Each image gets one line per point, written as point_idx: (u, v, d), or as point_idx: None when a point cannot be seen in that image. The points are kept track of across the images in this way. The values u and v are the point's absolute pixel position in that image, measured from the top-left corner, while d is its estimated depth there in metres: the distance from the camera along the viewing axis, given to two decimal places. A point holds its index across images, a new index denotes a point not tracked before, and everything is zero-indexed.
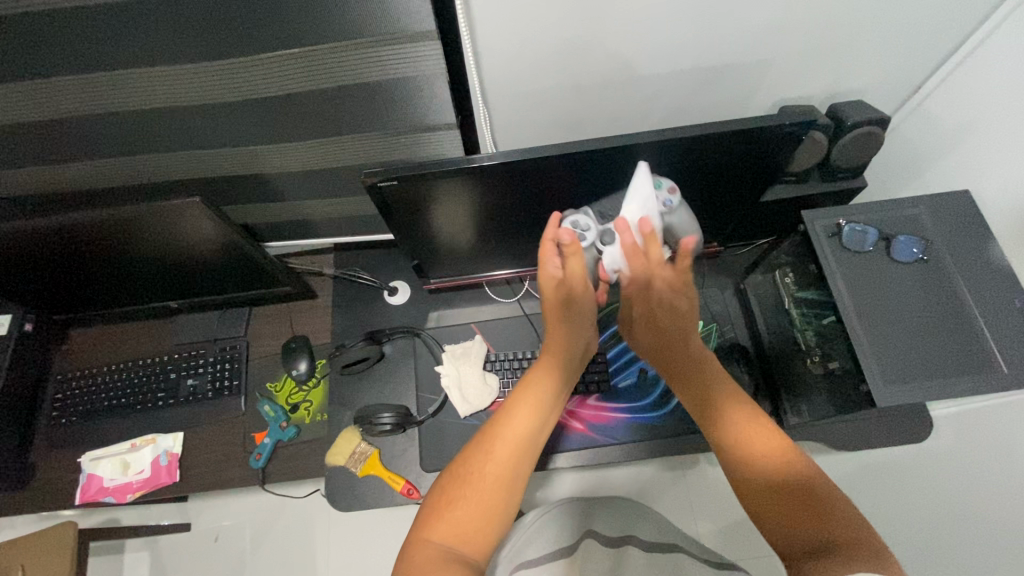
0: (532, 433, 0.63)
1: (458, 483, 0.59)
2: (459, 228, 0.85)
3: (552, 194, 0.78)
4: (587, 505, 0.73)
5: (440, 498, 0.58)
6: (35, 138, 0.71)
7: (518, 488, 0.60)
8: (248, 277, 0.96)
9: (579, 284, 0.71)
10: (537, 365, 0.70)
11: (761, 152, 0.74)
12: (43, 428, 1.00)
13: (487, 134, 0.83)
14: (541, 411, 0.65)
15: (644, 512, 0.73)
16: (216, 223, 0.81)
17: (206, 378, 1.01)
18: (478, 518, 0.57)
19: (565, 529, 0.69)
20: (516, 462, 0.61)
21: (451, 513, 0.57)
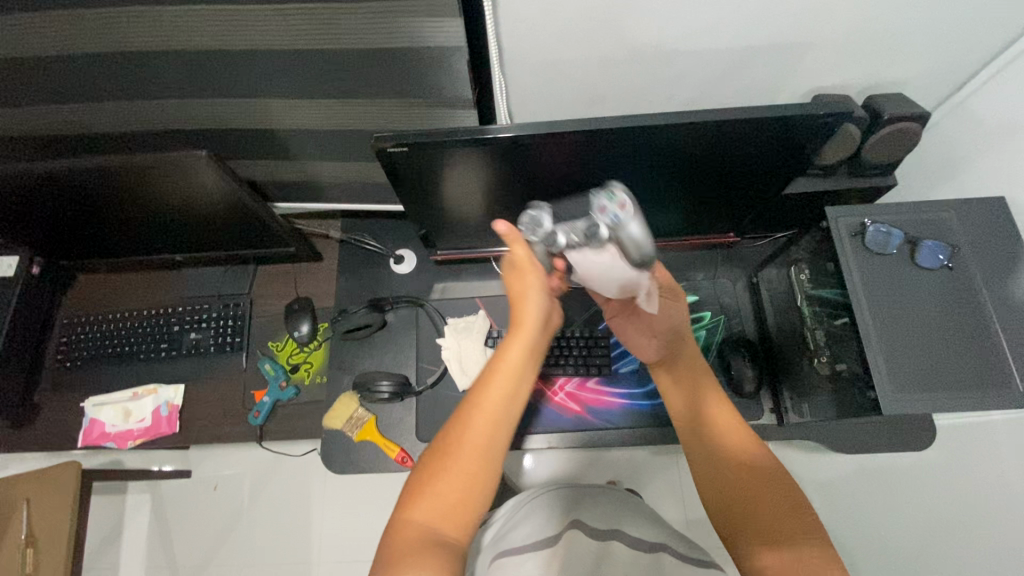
0: (508, 399, 0.60)
1: (438, 456, 0.58)
2: (468, 200, 0.83)
3: (567, 174, 0.76)
4: (570, 494, 0.74)
5: (421, 476, 0.58)
6: (40, 74, 0.69)
7: (497, 457, 0.59)
8: (255, 235, 0.95)
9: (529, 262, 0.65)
10: (510, 335, 0.63)
11: (787, 142, 0.71)
12: (49, 369, 1.02)
13: (503, 103, 0.75)
14: (517, 387, 0.62)
15: (631, 507, 0.74)
16: (222, 178, 0.79)
17: (209, 333, 1.01)
18: (460, 493, 0.57)
19: (550, 515, 0.69)
20: (492, 433, 0.59)
21: (434, 492, 0.57)
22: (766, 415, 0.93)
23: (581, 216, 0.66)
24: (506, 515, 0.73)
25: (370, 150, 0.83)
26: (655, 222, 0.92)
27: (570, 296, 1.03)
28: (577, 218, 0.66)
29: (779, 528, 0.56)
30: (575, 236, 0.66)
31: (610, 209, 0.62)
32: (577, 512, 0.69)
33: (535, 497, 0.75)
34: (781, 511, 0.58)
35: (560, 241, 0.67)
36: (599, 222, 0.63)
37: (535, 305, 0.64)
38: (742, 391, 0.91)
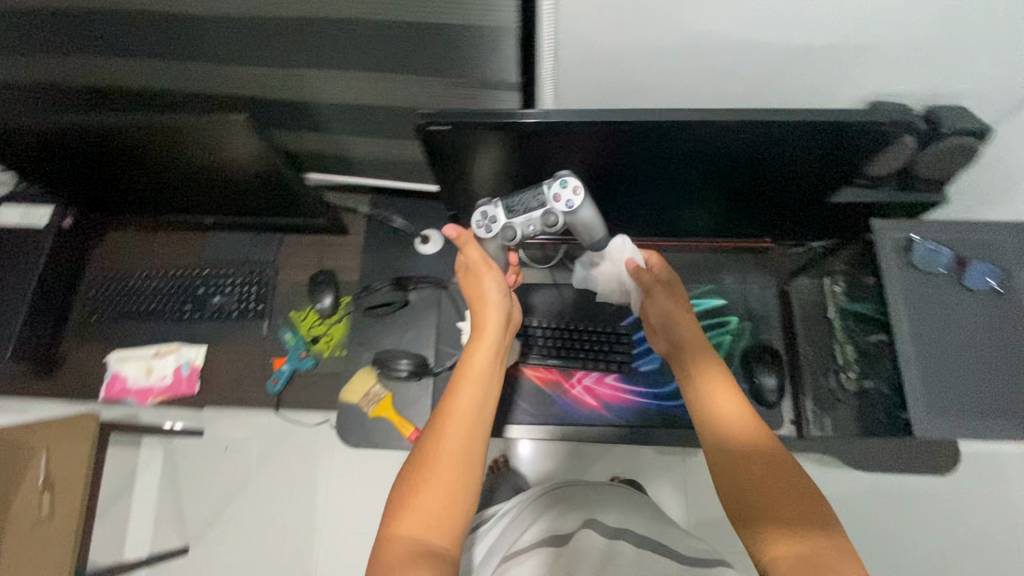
0: (478, 403, 0.64)
1: (419, 468, 0.60)
2: (501, 184, 0.82)
3: (607, 163, 0.76)
4: (571, 496, 0.75)
5: (404, 490, 0.59)
6: (55, 27, 0.63)
7: (477, 458, 0.62)
8: (284, 203, 0.94)
9: (483, 267, 0.72)
10: (473, 341, 0.68)
11: (839, 147, 0.69)
12: (75, 321, 1.03)
13: (547, 64, 0.69)
14: (485, 389, 0.65)
15: (633, 505, 0.74)
16: (257, 143, 0.79)
17: (233, 298, 1.01)
18: (444, 501, 0.58)
19: (558, 516, 0.70)
20: (468, 436, 0.62)
21: (418, 503, 0.58)
22: (786, 427, 0.90)
23: (532, 206, 0.68)
24: (515, 520, 0.74)
25: (407, 128, 0.81)
26: (691, 220, 0.89)
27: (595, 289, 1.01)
28: (529, 208, 0.68)
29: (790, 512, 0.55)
30: (533, 226, 0.68)
31: (564, 195, 0.66)
32: (583, 511, 0.70)
33: (536, 500, 0.76)
34: (785, 502, 0.56)
35: (516, 231, 0.69)
36: (554, 209, 0.66)
37: (493, 306, 0.70)
38: (766, 400, 0.89)
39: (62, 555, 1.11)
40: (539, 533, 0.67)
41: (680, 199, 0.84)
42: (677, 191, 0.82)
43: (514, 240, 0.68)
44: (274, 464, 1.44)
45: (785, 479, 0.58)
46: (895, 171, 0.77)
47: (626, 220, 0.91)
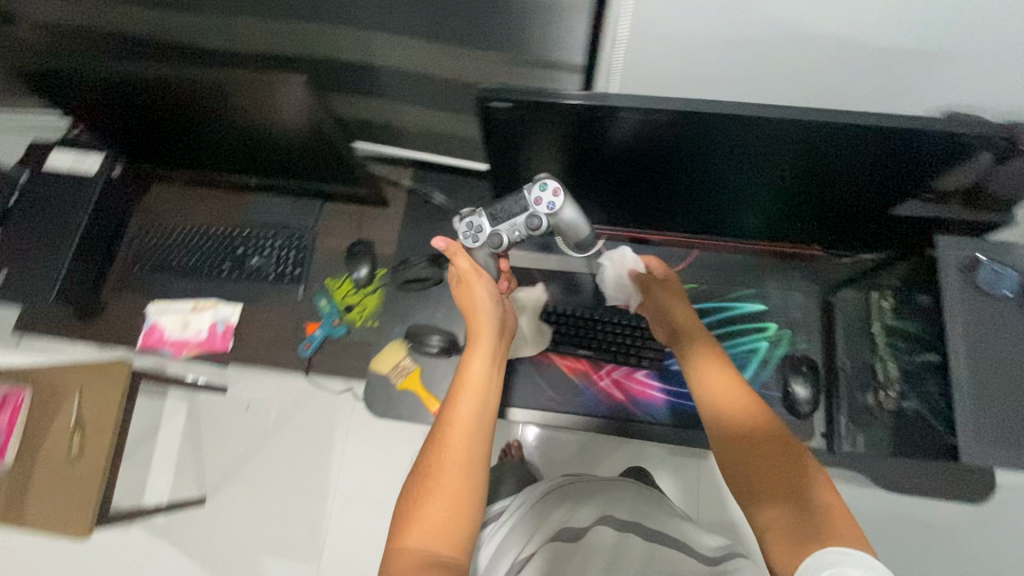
0: (476, 411, 0.66)
1: (422, 479, 0.62)
2: (551, 167, 0.81)
3: (664, 156, 0.75)
4: (580, 491, 0.78)
5: (410, 502, 0.61)
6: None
7: (479, 463, 0.63)
8: (329, 169, 0.94)
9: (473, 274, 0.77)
10: (469, 350, 0.72)
11: (912, 155, 0.66)
12: (118, 270, 1.05)
13: (619, 47, 0.68)
14: (483, 397, 0.68)
15: (639, 500, 0.77)
16: (310, 101, 0.79)
17: (272, 260, 1.03)
18: (449, 510, 0.60)
19: (572, 511, 0.72)
20: (468, 443, 0.64)
21: (422, 515, 0.59)
22: (817, 440, 0.88)
23: (516, 213, 0.77)
24: (527, 511, 0.76)
25: (461, 102, 0.80)
26: (743, 221, 0.87)
27: None
28: (514, 215, 0.77)
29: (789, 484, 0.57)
30: (519, 229, 0.77)
31: (545, 198, 0.75)
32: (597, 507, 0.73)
33: (543, 489, 0.79)
34: (789, 474, 0.57)
35: (503, 236, 0.78)
36: (538, 212, 0.75)
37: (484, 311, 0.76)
38: (798, 411, 0.87)
39: (90, 495, 1.15)
40: (543, 525, 0.71)
41: (733, 198, 0.82)
42: (733, 190, 0.80)
43: (501, 243, 0.77)
44: (294, 425, 1.47)
45: (790, 454, 0.59)
46: (964, 192, 0.71)
47: (676, 215, 0.89)
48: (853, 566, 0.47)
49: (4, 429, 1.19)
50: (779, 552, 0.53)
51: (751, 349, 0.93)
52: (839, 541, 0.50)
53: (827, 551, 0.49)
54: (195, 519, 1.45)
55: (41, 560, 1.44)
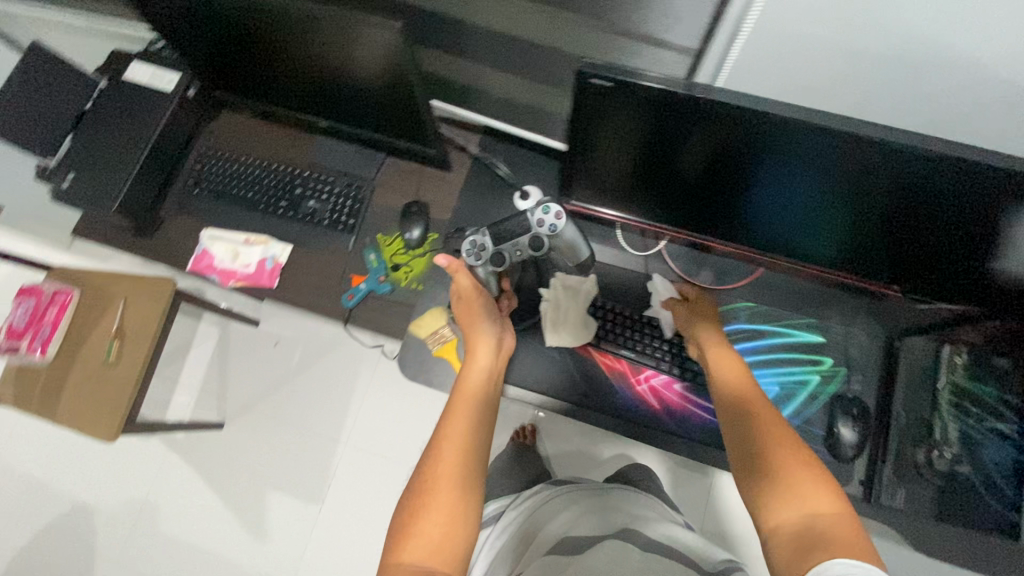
0: (471, 426, 0.71)
1: (418, 495, 0.63)
2: (626, 157, 0.78)
3: (748, 161, 0.70)
4: (590, 506, 0.78)
5: (406, 518, 0.62)
6: None
7: (474, 474, 0.66)
8: (397, 121, 0.91)
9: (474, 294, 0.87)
10: (465, 372, 0.79)
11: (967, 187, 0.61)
12: (176, 191, 1.06)
13: (742, 42, 0.63)
14: (473, 408, 0.73)
15: (626, 507, 0.78)
16: (393, 51, 0.75)
17: (327, 206, 1.02)
18: (446, 524, 0.60)
19: (581, 526, 0.73)
20: (464, 454, 0.67)
21: (419, 531, 0.60)
22: (853, 485, 0.85)
23: (518, 234, 0.83)
24: (536, 525, 0.77)
25: (551, 73, 0.76)
26: (821, 248, 0.82)
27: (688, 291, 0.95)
28: (517, 236, 0.83)
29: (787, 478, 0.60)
30: (522, 249, 0.83)
31: (548, 220, 0.82)
32: (605, 522, 0.73)
33: (550, 503, 0.81)
34: (790, 475, 0.60)
35: (507, 255, 0.83)
36: (541, 232, 0.83)
37: (481, 328, 0.85)
38: (840, 454, 0.84)
39: (121, 400, 1.19)
40: (530, 547, 0.72)
41: (786, 215, 0.78)
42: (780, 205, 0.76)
43: (506, 261, 0.83)
44: (318, 369, 1.51)
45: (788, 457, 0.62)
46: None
47: (749, 230, 0.84)
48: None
49: (49, 324, 1.23)
50: (789, 567, 0.53)
51: (801, 381, 0.89)
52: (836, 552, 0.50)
53: (835, 562, 0.49)
54: (211, 441, 1.50)
55: (66, 454, 1.52)
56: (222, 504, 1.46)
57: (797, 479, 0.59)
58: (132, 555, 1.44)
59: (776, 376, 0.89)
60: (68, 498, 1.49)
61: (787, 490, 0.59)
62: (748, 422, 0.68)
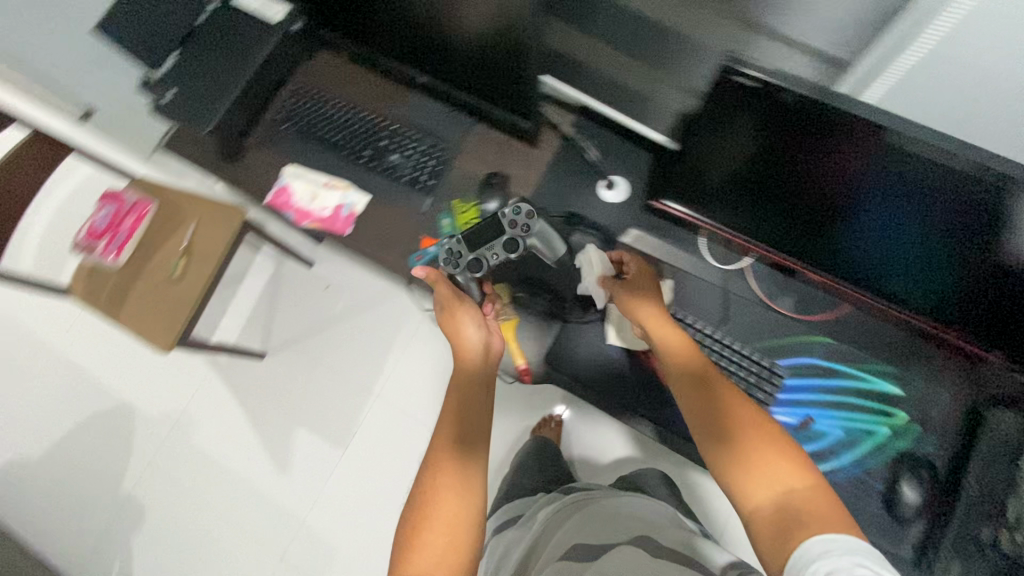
0: (464, 429, 0.70)
1: (418, 512, 0.63)
2: (731, 160, 0.74)
3: (836, 179, 0.67)
4: (600, 514, 0.75)
5: (409, 537, 0.62)
6: None
7: (470, 476, 0.65)
8: (498, 87, 0.88)
9: (455, 297, 0.82)
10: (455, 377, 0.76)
11: (948, 189, 0.60)
12: (265, 124, 1.07)
13: (926, 46, 0.55)
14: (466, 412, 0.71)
15: (643, 517, 0.75)
16: (512, 14, 0.72)
17: (409, 163, 1.01)
18: (449, 534, 0.61)
19: (589, 534, 0.70)
20: (457, 460, 0.66)
21: (422, 549, 0.60)
22: (905, 546, 0.82)
23: (493, 238, 0.82)
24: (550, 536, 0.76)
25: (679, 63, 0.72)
26: (914, 287, 0.75)
27: (764, 315, 0.90)
28: (492, 239, 0.82)
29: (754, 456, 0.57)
30: (499, 252, 0.82)
31: (521, 220, 0.82)
32: (614, 531, 0.70)
33: (566, 516, 0.79)
34: (757, 454, 0.57)
35: (484, 260, 0.82)
36: (516, 232, 0.82)
37: (468, 331, 0.80)
38: (897, 513, 0.81)
39: (179, 316, 1.24)
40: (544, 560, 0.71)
41: (812, 219, 0.74)
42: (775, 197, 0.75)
43: (483, 266, 0.81)
44: (362, 319, 1.53)
45: (751, 435, 0.58)
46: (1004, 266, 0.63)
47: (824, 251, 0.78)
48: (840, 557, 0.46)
49: (126, 231, 1.27)
50: (769, 549, 0.52)
51: (868, 430, 0.85)
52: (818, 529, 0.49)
53: (814, 542, 0.48)
54: (252, 370, 1.55)
55: (118, 355, 1.59)
56: (252, 430, 1.52)
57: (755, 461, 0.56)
58: (163, 462, 1.52)
59: (843, 421, 0.86)
60: (114, 397, 1.57)
61: (754, 469, 0.56)
62: (704, 399, 0.64)
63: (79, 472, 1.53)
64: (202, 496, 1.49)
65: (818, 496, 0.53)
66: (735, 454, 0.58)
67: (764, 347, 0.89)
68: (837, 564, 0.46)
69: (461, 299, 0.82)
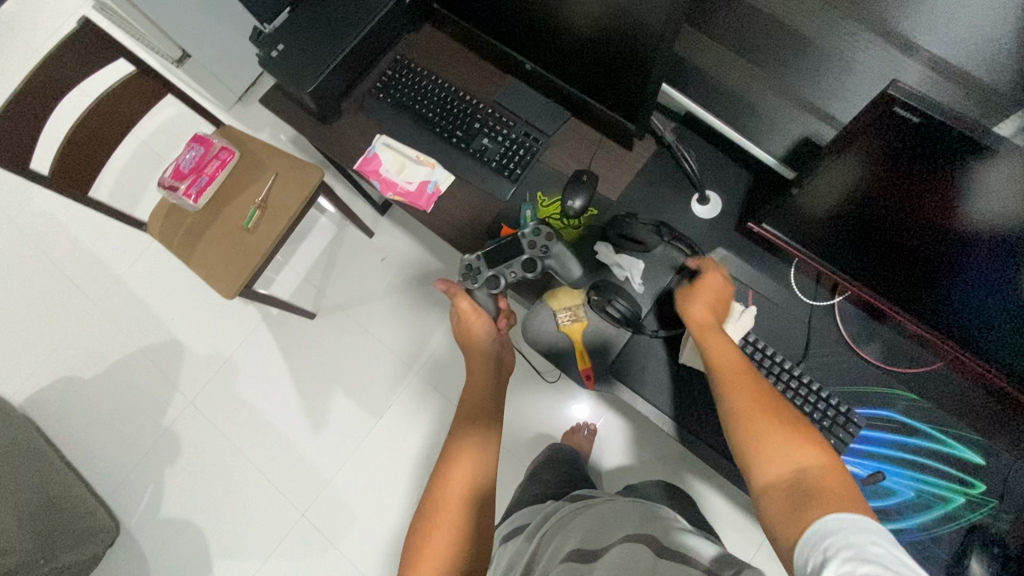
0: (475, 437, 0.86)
1: (431, 513, 0.78)
2: (842, 196, 0.70)
3: (951, 240, 0.63)
4: (592, 510, 0.74)
5: (422, 532, 0.76)
6: None
7: (472, 478, 0.80)
8: (607, 84, 0.86)
9: (473, 317, 0.94)
10: (472, 391, 0.95)
11: (933, 166, 0.57)
12: (362, 89, 1.08)
13: None
14: (480, 429, 0.88)
15: (634, 506, 0.73)
16: (647, 8, 0.69)
17: (500, 149, 1.00)
18: (455, 528, 0.75)
19: (588, 535, 0.69)
20: (464, 466, 0.82)
21: (432, 542, 0.74)
22: None
23: (510, 256, 0.88)
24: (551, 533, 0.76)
25: (824, 80, 0.68)
26: (1015, 355, 0.70)
27: (847, 358, 0.87)
28: (510, 257, 0.88)
29: (779, 447, 0.62)
30: (514, 271, 0.88)
31: (537, 242, 0.87)
32: (610, 528, 0.68)
33: (562, 516, 0.78)
34: (782, 445, 0.62)
35: (501, 276, 0.89)
36: (532, 253, 0.87)
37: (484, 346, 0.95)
38: None
39: (245, 267, 1.27)
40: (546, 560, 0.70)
41: (918, 269, 0.71)
42: (800, 191, 0.74)
43: (500, 283, 0.88)
44: (415, 295, 1.54)
45: (777, 427, 0.64)
46: (1015, 240, 0.57)
47: (895, 282, 0.76)
48: (854, 532, 0.50)
49: (207, 175, 1.29)
50: (780, 518, 0.57)
51: (942, 496, 0.81)
52: (832, 509, 0.54)
53: (830, 520, 0.52)
54: (301, 327, 1.58)
55: (176, 293, 1.65)
56: (291, 385, 1.55)
57: (767, 441, 0.63)
58: (203, 402, 1.57)
59: (917, 482, 0.82)
60: (168, 331, 1.63)
61: (773, 454, 0.62)
62: (738, 395, 0.69)
63: (124, 398, 1.60)
64: (235, 440, 1.54)
65: (833, 474, 0.58)
66: (764, 442, 0.64)
67: (845, 391, 0.86)
68: (850, 539, 0.50)
69: (479, 315, 0.94)
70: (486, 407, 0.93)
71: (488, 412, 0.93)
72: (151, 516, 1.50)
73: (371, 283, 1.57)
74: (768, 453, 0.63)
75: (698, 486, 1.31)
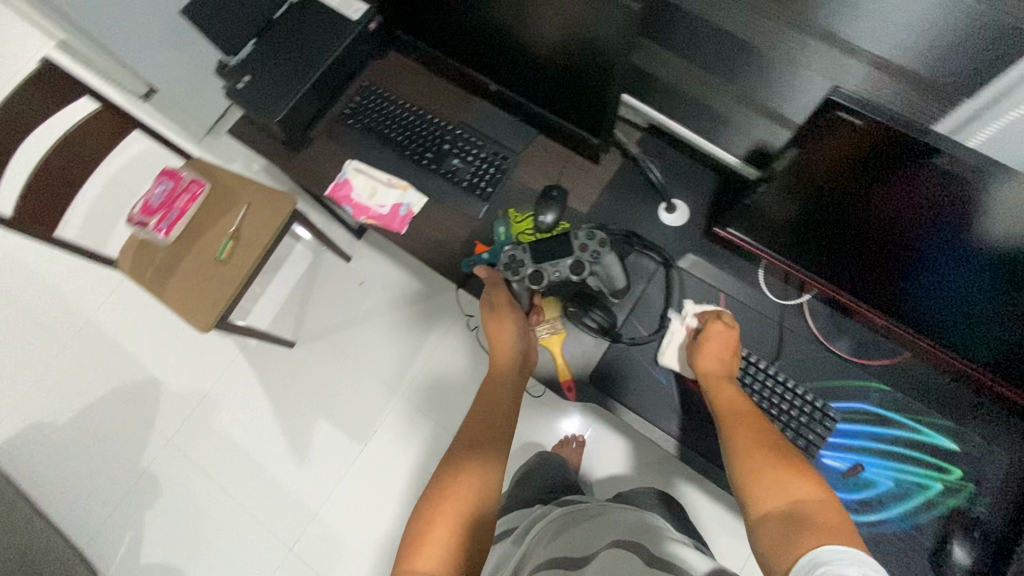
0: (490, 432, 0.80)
1: (432, 502, 0.69)
2: (802, 199, 0.72)
3: (908, 236, 0.66)
4: (587, 520, 0.74)
5: (420, 527, 0.66)
6: None
7: (479, 471, 0.73)
8: (571, 100, 0.88)
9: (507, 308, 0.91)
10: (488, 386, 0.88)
11: (887, 173, 0.60)
12: (331, 117, 1.09)
13: None
14: (491, 428, 0.80)
15: (630, 514, 0.72)
16: (601, 27, 0.72)
17: (471, 169, 1.02)
18: (456, 521, 0.66)
19: (580, 543, 0.68)
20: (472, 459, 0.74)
21: (432, 538, 0.65)
22: None
23: (560, 255, 0.87)
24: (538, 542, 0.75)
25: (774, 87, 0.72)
26: (975, 340, 0.73)
27: (819, 355, 0.89)
28: (558, 256, 0.88)
29: (777, 483, 0.63)
30: (561, 270, 0.88)
31: (590, 247, 0.87)
32: (605, 536, 0.67)
33: (553, 523, 0.77)
34: (779, 481, 0.63)
35: (546, 273, 0.88)
36: (583, 257, 0.87)
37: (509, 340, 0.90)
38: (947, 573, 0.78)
39: (219, 299, 1.25)
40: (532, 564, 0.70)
41: (881, 266, 0.73)
42: (761, 198, 0.77)
43: (544, 279, 0.87)
44: (395, 317, 1.54)
45: (774, 465, 0.65)
46: (997, 245, 0.58)
47: (859, 279, 0.78)
48: (849, 565, 0.50)
49: (178, 209, 1.28)
50: (772, 550, 0.57)
51: (919, 484, 0.83)
52: (827, 541, 0.53)
53: (824, 551, 0.52)
54: (281, 357, 1.56)
55: (151, 329, 1.62)
56: (274, 417, 1.52)
57: (765, 474, 0.64)
58: (183, 440, 1.53)
59: (895, 472, 0.84)
60: (143, 369, 1.59)
61: (771, 490, 0.63)
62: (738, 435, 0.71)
63: (99, 440, 1.54)
64: (218, 476, 1.49)
65: (830, 510, 0.58)
66: (761, 478, 0.64)
67: (820, 387, 0.88)
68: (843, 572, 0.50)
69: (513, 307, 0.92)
70: (504, 400, 0.86)
71: (502, 412, 0.84)
72: (130, 564, 1.45)
73: (350, 308, 1.56)
74: (764, 489, 0.63)
75: (689, 492, 1.31)
